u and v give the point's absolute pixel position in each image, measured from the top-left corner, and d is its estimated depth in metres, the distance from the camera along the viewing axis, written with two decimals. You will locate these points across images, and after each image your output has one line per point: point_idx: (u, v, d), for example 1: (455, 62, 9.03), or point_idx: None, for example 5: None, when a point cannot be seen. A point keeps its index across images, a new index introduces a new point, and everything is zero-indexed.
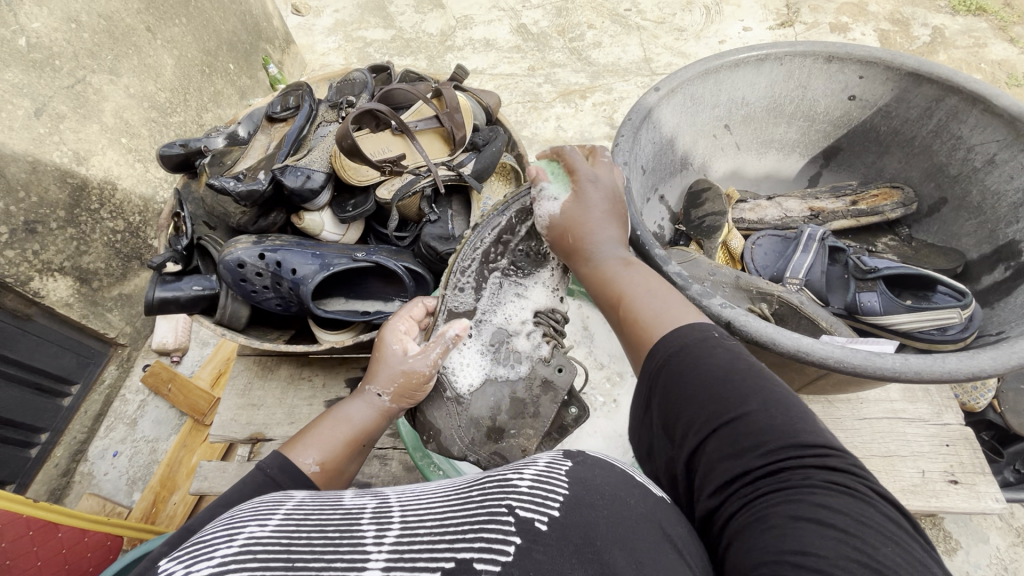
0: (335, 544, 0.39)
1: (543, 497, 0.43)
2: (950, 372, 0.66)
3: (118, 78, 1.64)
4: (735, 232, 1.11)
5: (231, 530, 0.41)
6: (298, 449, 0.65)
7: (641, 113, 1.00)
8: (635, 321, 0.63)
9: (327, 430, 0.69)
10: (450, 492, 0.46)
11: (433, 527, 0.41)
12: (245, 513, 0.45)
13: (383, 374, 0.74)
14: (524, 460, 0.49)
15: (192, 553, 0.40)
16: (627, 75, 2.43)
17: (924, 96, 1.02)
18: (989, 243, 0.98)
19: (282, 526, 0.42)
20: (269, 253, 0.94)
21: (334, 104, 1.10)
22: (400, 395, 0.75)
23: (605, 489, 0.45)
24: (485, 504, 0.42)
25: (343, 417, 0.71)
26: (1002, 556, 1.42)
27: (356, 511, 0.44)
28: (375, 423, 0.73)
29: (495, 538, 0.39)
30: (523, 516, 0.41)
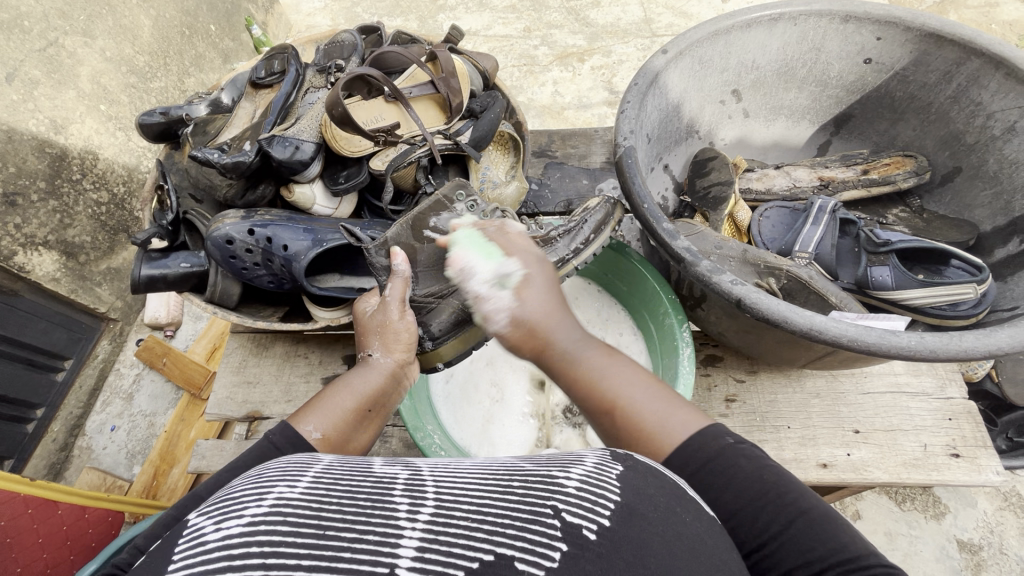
0: (367, 514, 0.37)
1: (592, 502, 0.41)
2: (967, 351, 0.65)
3: (92, 40, 1.55)
4: (742, 203, 1.06)
5: (261, 488, 0.39)
6: (303, 415, 0.62)
7: (648, 78, 0.95)
8: (643, 435, 0.55)
9: (330, 399, 0.65)
10: (488, 476, 0.44)
11: (470, 511, 0.39)
12: (273, 472, 0.43)
13: (366, 338, 0.74)
14: (571, 459, 0.48)
15: (223, 506, 0.38)
16: (627, 37, 2.33)
17: (945, 59, 0.97)
18: (1004, 214, 0.95)
19: (313, 489, 0.39)
20: (259, 229, 0.90)
21: (322, 68, 1.03)
22: (388, 346, 0.73)
23: (657, 501, 0.44)
24: (527, 499, 0.41)
25: (346, 385, 0.67)
26: (989, 519, 1.45)
27: (389, 479, 0.42)
28: (380, 384, 0.70)
29: (540, 541, 0.37)
30: (570, 521, 0.39)
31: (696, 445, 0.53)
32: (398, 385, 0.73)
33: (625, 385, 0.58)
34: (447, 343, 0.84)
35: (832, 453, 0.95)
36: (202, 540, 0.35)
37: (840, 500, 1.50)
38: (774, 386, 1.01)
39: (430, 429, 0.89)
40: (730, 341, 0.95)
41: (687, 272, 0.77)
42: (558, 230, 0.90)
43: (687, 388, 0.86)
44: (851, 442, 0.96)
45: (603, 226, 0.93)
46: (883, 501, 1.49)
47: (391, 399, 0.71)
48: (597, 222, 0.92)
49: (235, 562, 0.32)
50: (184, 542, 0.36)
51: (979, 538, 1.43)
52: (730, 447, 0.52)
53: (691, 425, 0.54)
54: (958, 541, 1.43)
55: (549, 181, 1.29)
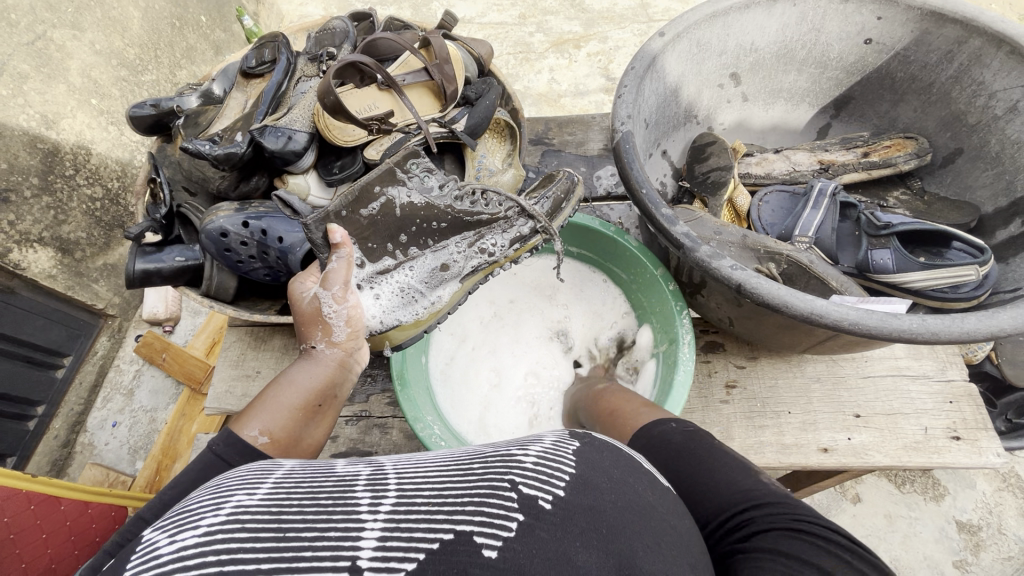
0: (328, 511, 0.37)
1: (548, 475, 0.42)
2: (968, 332, 0.64)
3: (81, 33, 1.53)
4: (741, 188, 1.05)
5: (218, 497, 0.39)
6: (244, 421, 0.62)
7: (645, 62, 0.93)
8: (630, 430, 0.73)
9: (274, 399, 0.65)
10: (449, 463, 0.45)
11: (431, 497, 0.39)
12: (231, 482, 0.43)
13: (308, 331, 0.72)
14: (530, 439, 0.48)
15: (179, 520, 0.38)
16: (624, 23, 2.30)
17: (946, 39, 0.96)
18: (1006, 195, 0.94)
19: (273, 492, 0.39)
20: (253, 221, 0.89)
21: (314, 56, 1.01)
22: (330, 337, 0.72)
23: (612, 471, 0.45)
24: (485, 478, 0.41)
25: (290, 381, 0.68)
26: (988, 500, 1.45)
27: (351, 477, 0.42)
28: (326, 378, 0.70)
29: (497, 513, 0.38)
30: (526, 493, 0.40)
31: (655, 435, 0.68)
32: (347, 373, 0.74)
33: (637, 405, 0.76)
34: (395, 325, 0.81)
35: (833, 438, 0.95)
36: (156, 554, 0.34)
37: (841, 484, 1.50)
38: (774, 371, 1.01)
39: (431, 420, 0.88)
40: (731, 327, 0.94)
41: (687, 259, 0.76)
42: (513, 210, 0.90)
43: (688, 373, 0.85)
44: (852, 426, 0.95)
45: (564, 200, 0.93)
46: (884, 484, 1.49)
47: (341, 388, 0.73)
48: (557, 196, 0.92)
49: (191, 570, 0.32)
50: (140, 556, 0.35)
51: (979, 519, 1.43)
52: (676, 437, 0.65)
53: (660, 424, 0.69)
54: (958, 523, 1.43)
55: (546, 169, 1.28)
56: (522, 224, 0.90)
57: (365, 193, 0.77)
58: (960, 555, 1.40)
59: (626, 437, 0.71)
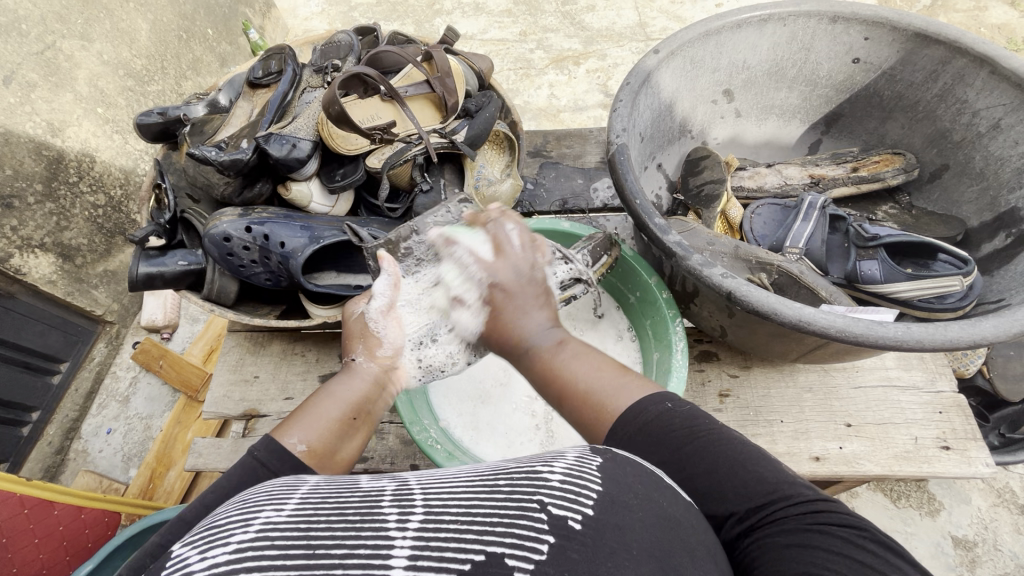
0: (356, 528, 0.38)
1: (576, 493, 0.42)
2: (952, 341, 0.66)
3: (90, 44, 1.56)
4: (734, 201, 1.08)
5: (246, 514, 0.40)
6: (284, 429, 0.59)
7: (640, 77, 0.96)
8: (585, 402, 0.59)
9: (313, 408, 0.63)
10: (472, 478, 0.45)
11: (458, 514, 0.40)
12: (257, 497, 0.43)
13: (353, 343, 0.73)
14: (551, 453, 0.48)
15: (207, 534, 0.38)
16: (622, 41, 2.35)
17: (931, 58, 1.00)
18: (991, 210, 0.97)
19: (301, 509, 0.40)
20: (256, 226, 0.91)
21: (319, 68, 1.04)
22: (372, 351, 0.73)
23: (637, 489, 0.45)
24: (513, 496, 0.41)
25: (330, 393, 0.66)
26: (982, 516, 1.46)
27: (376, 491, 0.42)
28: (365, 390, 0.68)
29: (527, 535, 0.38)
30: (556, 513, 0.40)
31: (639, 409, 0.55)
32: (384, 392, 0.71)
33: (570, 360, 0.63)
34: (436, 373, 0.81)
35: (824, 446, 0.96)
36: (188, 570, 0.35)
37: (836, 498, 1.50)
38: (767, 380, 1.02)
39: (427, 423, 0.89)
40: (725, 337, 0.96)
41: (680, 266, 0.78)
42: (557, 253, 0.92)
43: (680, 381, 0.86)
44: (843, 435, 0.97)
45: (601, 252, 0.97)
46: (878, 498, 1.50)
47: (376, 407, 0.69)
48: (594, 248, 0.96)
49: None
50: (171, 571, 0.36)
51: (974, 535, 1.43)
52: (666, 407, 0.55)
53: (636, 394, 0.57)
54: (953, 539, 1.43)
55: (544, 181, 1.31)
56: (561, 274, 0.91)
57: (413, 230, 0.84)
58: (957, 571, 1.40)
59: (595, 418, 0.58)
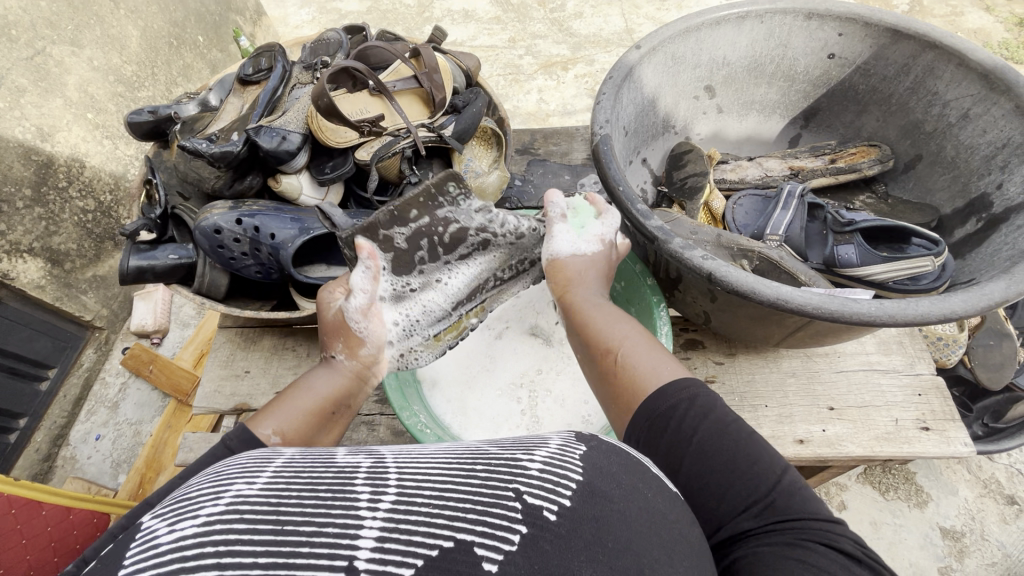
0: (327, 506, 0.38)
1: (553, 484, 0.43)
2: (922, 314, 0.68)
3: (80, 50, 1.58)
4: (716, 193, 1.10)
5: (218, 486, 0.40)
6: (261, 419, 0.62)
7: (623, 71, 0.99)
8: (625, 376, 0.63)
9: (290, 402, 0.65)
10: (452, 460, 0.45)
11: (431, 497, 0.40)
12: (232, 469, 0.43)
13: (332, 338, 0.75)
14: (535, 441, 0.49)
15: (178, 508, 0.39)
16: (609, 47, 2.40)
17: (902, 53, 1.03)
18: (963, 196, 1.00)
19: (272, 484, 0.40)
20: (246, 218, 0.92)
21: (308, 65, 1.06)
22: (351, 347, 0.75)
23: (618, 480, 0.46)
24: (489, 483, 0.42)
25: (307, 386, 0.68)
26: (969, 505, 1.48)
27: (351, 468, 0.43)
28: (342, 385, 0.71)
29: (499, 524, 0.39)
30: (530, 503, 0.41)
31: (673, 392, 0.59)
32: (363, 386, 0.75)
33: (619, 334, 0.67)
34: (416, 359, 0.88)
35: (808, 430, 0.98)
36: (156, 543, 0.36)
37: (826, 490, 1.52)
38: (752, 367, 1.04)
39: (417, 409, 0.91)
40: (708, 323, 0.98)
41: (663, 250, 0.80)
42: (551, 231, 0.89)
43: None
44: (826, 419, 0.99)
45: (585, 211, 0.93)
46: (867, 490, 1.52)
47: (355, 399, 0.73)
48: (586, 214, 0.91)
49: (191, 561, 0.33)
50: (139, 544, 0.37)
51: (961, 524, 1.45)
52: (705, 394, 0.58)
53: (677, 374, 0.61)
54: (941, 528, 1.45)
55: (532, 177, 1.33)
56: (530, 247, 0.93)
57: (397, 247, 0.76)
58: (945, 560, 1.41)
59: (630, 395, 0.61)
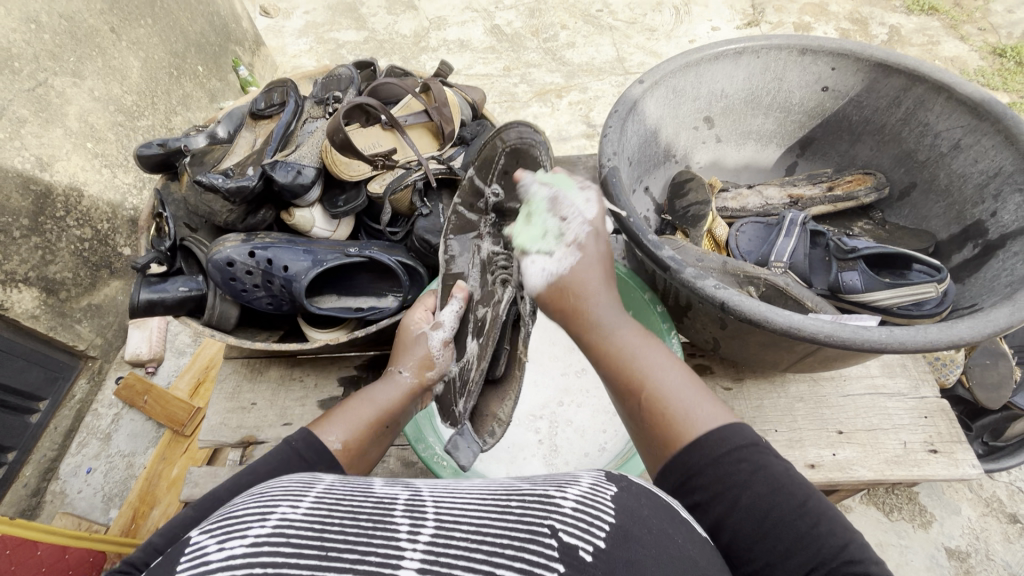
0: (368, 535, 0.38)
1: (588, 523, 0.42)
2: (932, 342, 0.70)
3: (81, 81, 1.59)
4: (719, 220, 1.13)
5: (264, 507, 0.40)
6: (325, 425, 0.66)
7: (627, 105, 1.02)
8: (664, 426, 0.55)
9: (353, 410, 0.69)
10: (486, 496, 0.45)
11: (468, 532, 0.39)
12: (274, 491, 0.43)
13: (408, 358, 0.80)
14: (567, 477, 0.49)
15: (226, 524, 0.38)
16: (602, 75, 2.47)
17: (892, 86, 1.08)
18: (958, 222, 1.03)
19: (315, 509, 0.40)
20: (259, 251, 0.92)
21: (320, 99, 1.08)
22: (421, 371, 0.79)
23: (651, 524, 0.45)
24: (524, 519, 0.41)
25: (369, 397, 0.72)
26: (973, 526, 1.48)
27: (390, 500, 0.42)
28: (399, 403, 0.75)
29: (537, 561, 0.38)
30: (567, 541, 0.40)
31: (729, 437, 0.52)
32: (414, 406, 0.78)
33: (652, 366, 0.59)
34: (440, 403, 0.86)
35: (818, 454, 0.99)
36: (203, 559, 0.35)
37: None
38: (760, 392, 1.05)
39: (433, 440, 0.92)
40: (717, 350, 0.99)
41: (675, 279, 0.82)
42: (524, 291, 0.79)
43: None
44: (835, 443, 0.99)
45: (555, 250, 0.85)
46: (872, 512, 1.51)
47: (405, 415, 0.76)
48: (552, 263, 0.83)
49: None
50: (185, 557, 0.36)
51: (967, 545, 1.45)
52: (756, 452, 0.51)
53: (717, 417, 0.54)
54: (947, 550, 1.45)
55: None
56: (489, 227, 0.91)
57: (520, 363, 0.80)
58: None
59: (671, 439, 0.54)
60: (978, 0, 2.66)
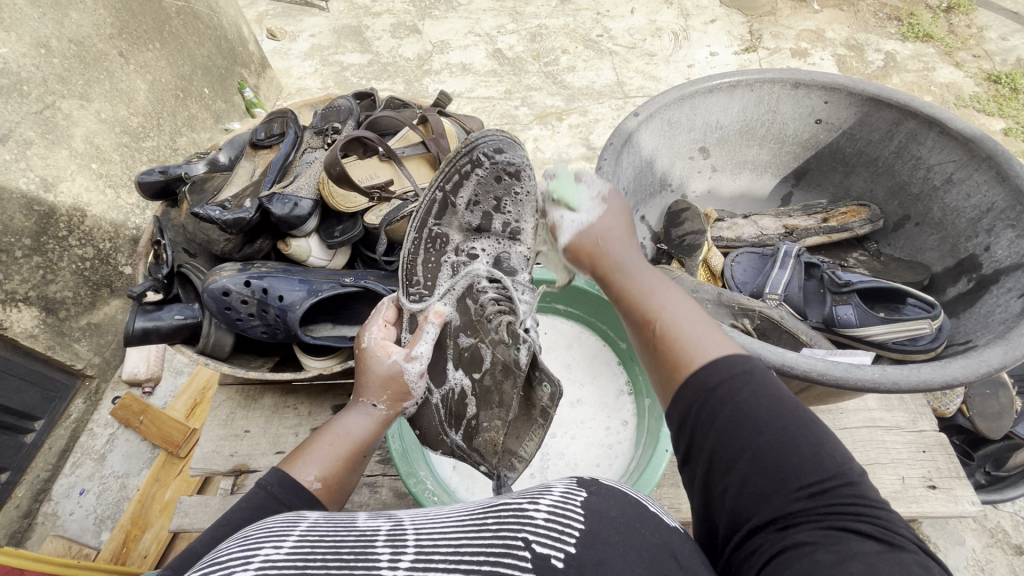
0: (350, 567, 0.38)
1: (559, 531, 0.41)
2: (926, 381, 0.70)
3: (88, 103, 1.62)
4: (714, 250, 1.14)
5: (247, 550, 0.38)
6: (296, 464, 0.59)
7: (622, 137, 1.04)
8: (665, 341, 0.52)
9: (322, 446, 0.61)
10: (464, 516, 0.44)
11: (448, 553, 0.39)
12: (257, 532, 0.42)
13: (374, 382, 0.68)
14: (540, 487, 0.47)
15: (208, 570, 0.37)
16: (602, 99, 2.50)
17: (885, 120, 1.09)
18: (952, 256, 1.04)
19: (298, 547, 0.39)
20: (255, 280, 0.93)
21: (320, 130, 1.10)
22: (395, 398, 0.68)
23: (619, 524, 0.44)
24: (500, 534, 0.41)
25: (337, 430, 0.63)
26: (978, 557, 1.45)
27: (371, 531, 0.42)
28: (375, 433, 0.66)
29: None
30: (540, 552, 0.39)
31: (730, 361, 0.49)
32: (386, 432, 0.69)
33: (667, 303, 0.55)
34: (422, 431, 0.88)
35: None
36: None
37: None
38: None
39: (423, 474, 0.90)
40: None
41: None
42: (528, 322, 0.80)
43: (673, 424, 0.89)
44: None
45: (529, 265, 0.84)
46: None
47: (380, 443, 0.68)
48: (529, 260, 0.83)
49: None
50: None
51: None
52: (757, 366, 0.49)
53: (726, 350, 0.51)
54: None
55: None
56: (482, 262, 0.84)
57: (544, 413, 0.76)
58: None
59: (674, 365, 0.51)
60: (972, 27, 2.69)
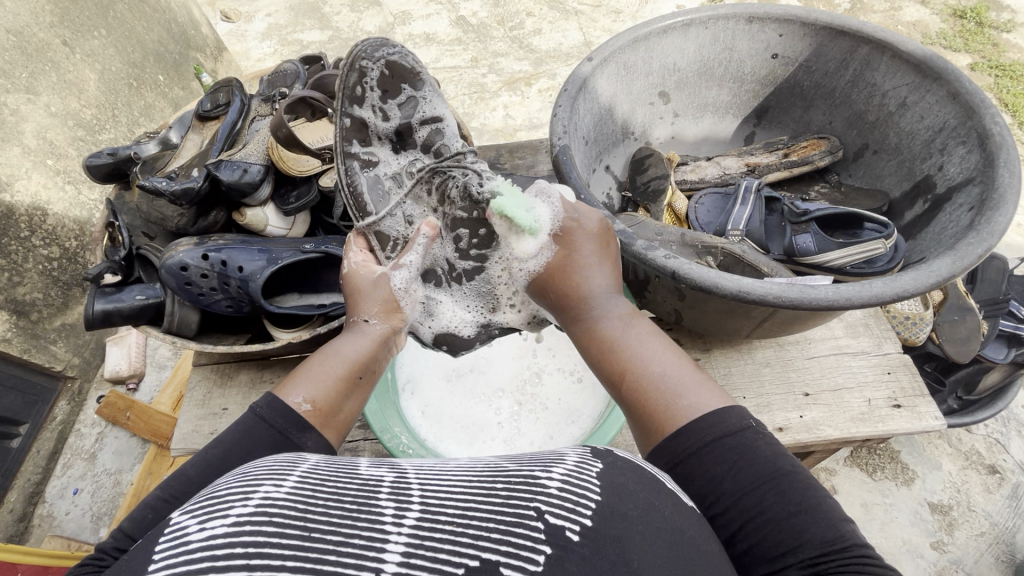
0: (353, 517, 0.37)
1: (574, 502, 0.40)
2: (877, 296, 0.71)
3: (36, 97, 1.56)
4: (678, 194, 1.13)
5: (247, 486, 0.39)
6: (289, 388, 0.62)
7: (577, 83, 1.02)
8: (651, 408, 0.55)
9: (319, 366, 0.65)
10: (471, 475, 0.43)
11: (455, 515, 0.38)
12: (259, 471, 0.42)
13: (364, 302, 0.74)
14: (552, 455, 0.46)
15: (209, 504, 0.38)
16: (569, 60, 2.45)
17: (841, 49, 1.08)
18: (908, 180, 1.05)
19: (299, 488, 0.39)
20: (213, 253, 0.91)
21: (266, 97, 1.08)
22: (387, 314, 0.75)
23: (638, 498, 0.42)
24: (510, 501, 0.39)
25: (335, 351, 0.68)
26: (954, 479, 1.49)
27: (374, 480, 0.41)
28: (369, 349, 0.70)
29: (523, 544, 0.36)
30: (553, 523, 0.38)
31: (724, 418, 0.51)
32: (387, 350, 0.73)
33: (646, 355, 0.59)
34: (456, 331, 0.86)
35: (786, 417, 1.00)
36: (186, 541, 0.35)
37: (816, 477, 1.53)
38: (727, 360, 1.06)
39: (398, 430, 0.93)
40: (680, 321, 1.00)
41: (627, 252, 0.82)
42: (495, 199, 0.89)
43: None
44: (802, 404, 1.01)
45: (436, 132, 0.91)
46: (855, 472, 1.52)
47: (380, 364, 0.72)
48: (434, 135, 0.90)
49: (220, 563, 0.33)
50: (169, 539, 0.36)
51: (949, 498, 1.46)
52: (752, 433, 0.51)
53: (714, 401, 0.53)
54: (930, 504, 1.46)
55: None
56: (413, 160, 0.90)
57: None
58: (937, 535, 1.42)
59: (656, 425, 0.54)
60: None
